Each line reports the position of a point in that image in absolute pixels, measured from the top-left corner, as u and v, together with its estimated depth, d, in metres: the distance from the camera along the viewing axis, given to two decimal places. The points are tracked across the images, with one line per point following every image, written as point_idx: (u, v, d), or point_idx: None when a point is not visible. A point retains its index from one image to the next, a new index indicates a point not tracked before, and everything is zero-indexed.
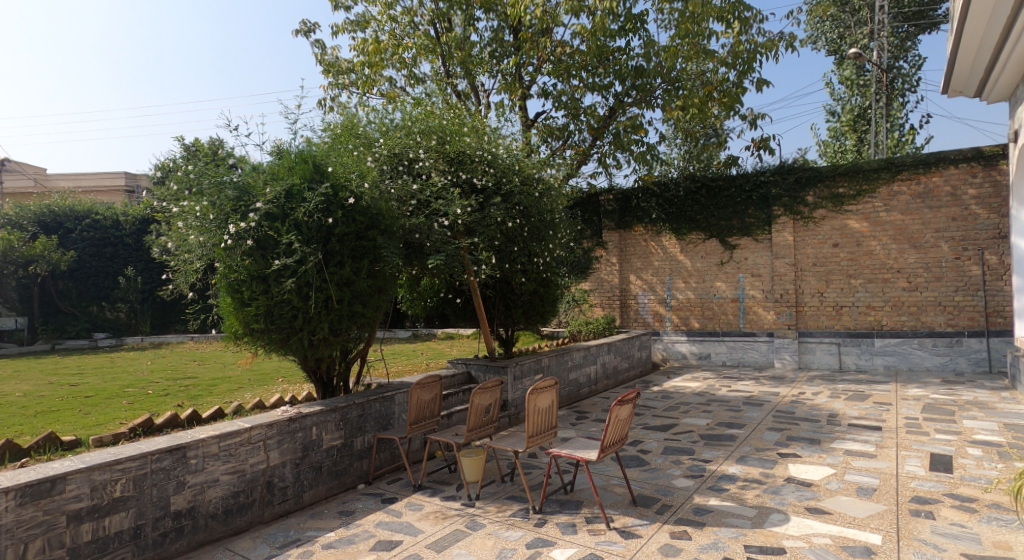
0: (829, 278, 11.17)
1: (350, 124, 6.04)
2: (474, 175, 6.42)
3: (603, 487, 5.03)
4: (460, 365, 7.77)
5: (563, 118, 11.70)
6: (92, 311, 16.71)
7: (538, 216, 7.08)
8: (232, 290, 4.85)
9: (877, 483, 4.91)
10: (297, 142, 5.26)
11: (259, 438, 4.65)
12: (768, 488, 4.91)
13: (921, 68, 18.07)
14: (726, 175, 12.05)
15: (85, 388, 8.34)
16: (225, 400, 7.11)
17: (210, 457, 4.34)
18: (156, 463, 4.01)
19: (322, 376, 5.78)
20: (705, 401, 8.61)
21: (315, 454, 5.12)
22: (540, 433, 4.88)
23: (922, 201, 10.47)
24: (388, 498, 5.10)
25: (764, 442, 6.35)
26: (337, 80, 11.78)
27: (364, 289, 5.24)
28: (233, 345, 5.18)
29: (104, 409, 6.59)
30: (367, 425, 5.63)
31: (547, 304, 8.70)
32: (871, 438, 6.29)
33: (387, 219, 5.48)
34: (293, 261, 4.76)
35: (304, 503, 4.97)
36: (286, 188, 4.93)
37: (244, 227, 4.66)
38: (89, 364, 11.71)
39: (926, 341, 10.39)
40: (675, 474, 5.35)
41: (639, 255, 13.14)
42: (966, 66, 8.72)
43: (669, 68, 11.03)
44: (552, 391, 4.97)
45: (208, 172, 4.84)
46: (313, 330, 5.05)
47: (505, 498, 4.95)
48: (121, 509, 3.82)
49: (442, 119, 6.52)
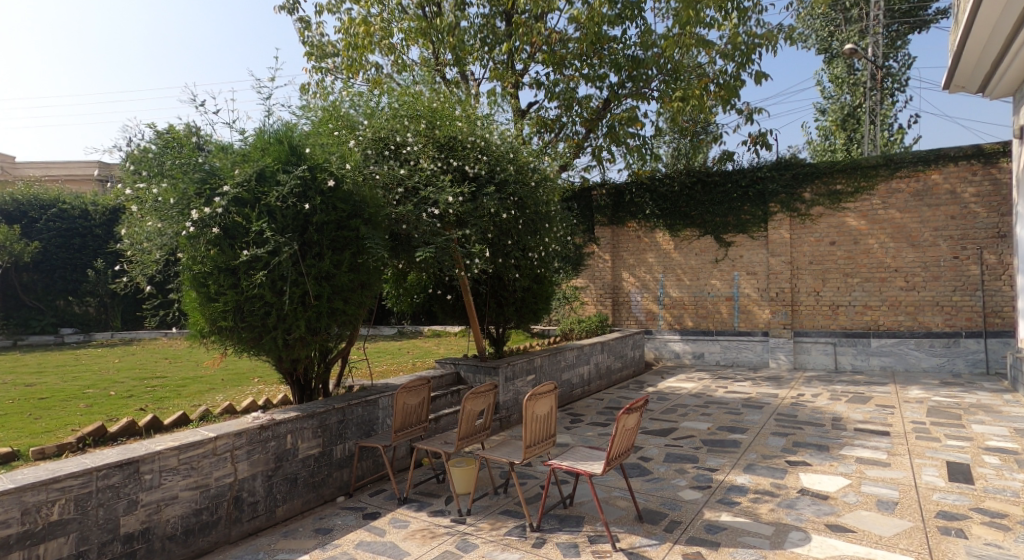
0: (826, 276, 10.91)
1: (332, 106, 5.57)
2: (467, 162, 6.01)
3: (605, 499, 4.64)
4: (449, 365, 7.32)
5: (556, 109, 11.33)
6: (59, 305, 16.00)
7: (534, 208, 6.72)
8: (198, 284, 4.36)
9: (897, 495, 4.52)
10: (272, 123, 4.77)
11: (225, 448, 4.22)
12: (783, 501, 4.52)
13: (911, 67, 17.97)
14: (722, 171, 11.75)
15: (43, 388, 7.76)
16: (194, 403, 6.59)
17: (168, 471, 3.89)
18: (104, 480, 3.56)
19: (299, 378, 5.33)
20: (703, 403, 8.28)
21: (290, 465, 4.69)
22: (538, 442, 4.47)
23: (920, 199, 10.22)
24: (370, 514, 4.66)
25: (770, 448, 5.99)
26: (321, 63, 11.24)
27: (345, 283, 4.78)
28: (200, 344, 4.70)
29: (58, 413, 6.05)
30: (347, 433, 5.19)
31: (539, 301, 8.30)
32: (881, 445, 5.93)
33: (372, 207, 5.04)
34: (266, 251, 4.29)
35: (277, 519, 4.55)
36: (258, 170, 4.44)
37: (209, 212, 4.18)
38: (53, 362, 11.07)
39: (923, 341, 10.17)
40: (681, 485, 4.96)
41: (632, 252, 12.81)
42: (972, 59, 8.32)
43: (666, 58, 10.68)
44: (551, 396, 4.56)
45: (172, 153, 4.37)
46: (289, 328, 4.58)
47: (498, 513, 4.54)
48: (60, 534, 3.36)
49: (432, 103, 6.09)
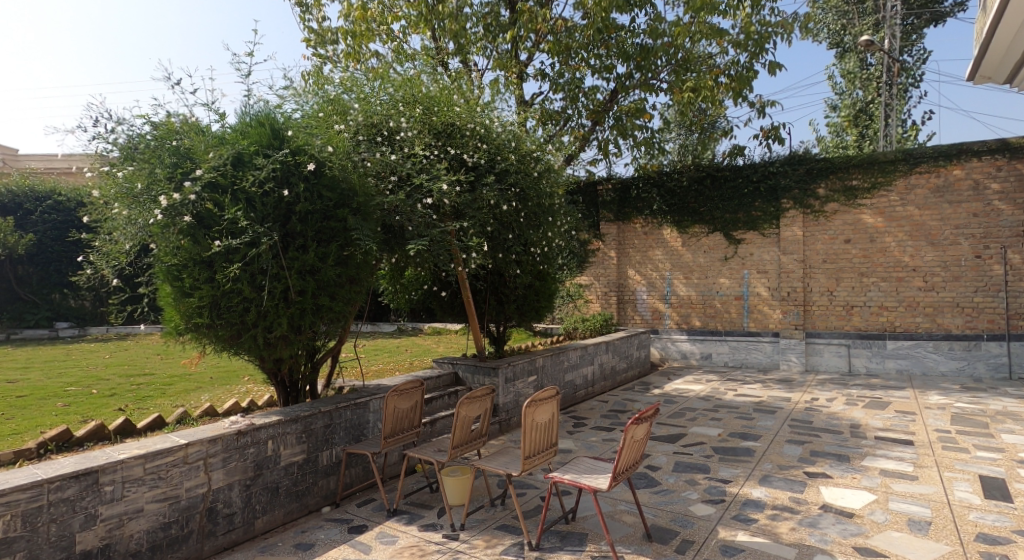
0: (840, 276, 10.52)
1: (323, 89, 5.22)
2: (465, 151, 5.66)
3: (610, 514, 4.28)
4: (447, 365, 6.98)
5: (562, 101, 10.98)
6: (55, 299, 15.73)
7: (536, 200, 6.37)
8: (171, 278, 4.02)
9: (929, 513, 4.13)
10: (253, 104, 4.43)
11: (197, 456, 3.90)
12: (805, 518, 4.14)
13: (926, 61, 17.46)
14: (733, 165, 11.33)
15: (25, 385, 7.46)
16: (177, 403, 6.25)
17: (131, 482, 3.58)
18: (57, 493, 3.26)
19: (284, 379, 4.98)
20: (712, 407, 7.91)
21: (271, 473, 4.36)
22: (538, 453, 4.11)
23: (940, 195, 9.80)
24: (356, 527, 4.32)
25: (786, 458, 5.61)
26: (321, 48, 10.87)
27: (332, 278, 4.42)
28: (175, 343, 4.34)
29: (32, 413, 5.72)
30: (335, 438, 4.86)
31: (542, 299, 7.95)
32: (905, 455, 5.54)
33: (361, 196, 4.67)
34: (244, 242, 3.95)
35: (256, 532, 4.22)
36: (236, 154, 4.11)
37: (179, 199, 3.84)
38: (42, 357, 10.77)
39: (942, 344, 9.77)
40: (692, 499, 4.60)
41: (638, 249, 12.42)
42: (1001, 50, 7.59)
43: (677, 47, 10.27)
44: (553, 402, 4.19)
45: (143, 135, 4.05)
46: (270, 327, 4.22)
47: (495, 528, 4.19)
48: (4, 554, 3.06)
49: (430, 89, 5.75)
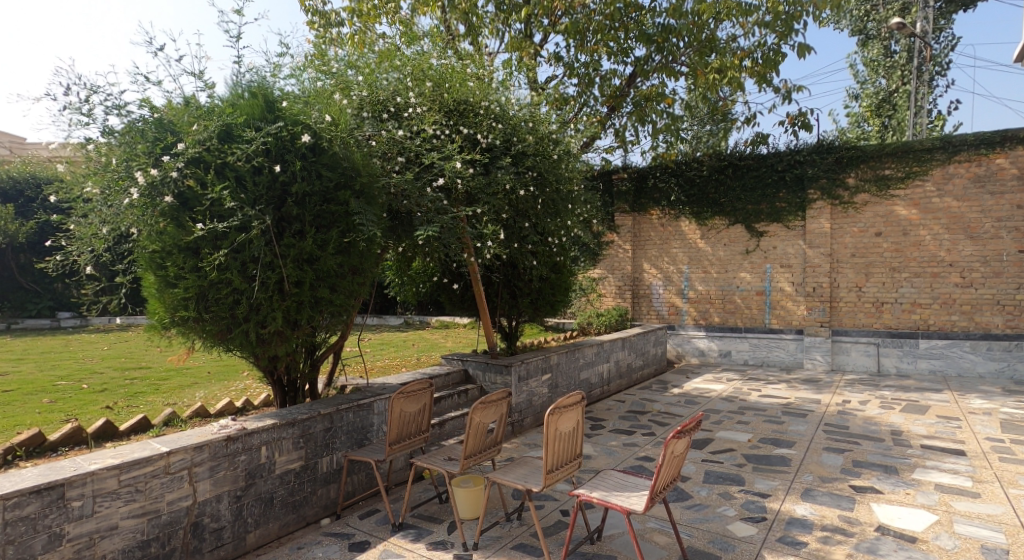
0: (869, 271, 9.99)
1: (325, 62, 4.77)
2: (479, 131, 5.20)
3: (640, 534, 3.83)
4: (456, 362, 6.56)
5: (577, 86, 10.49)
6: (56, 288, 15.35)
7: (554, 185, 5.92)
8: (154, 265, 3.60)
9: (1004, 540, 3.66)
10: (245, 73, 3.99)
11: (181, 465, 3.49)
12: (862, 543, 3.68)
13: (954, 48, 16.75)
14: (756, 154, 10.79)
15: (13, 378, 7.10)
16: (169, 401, 5.88)
17: (104, 496, 3.16)
18: (15, 512, 2.85)
19: (281, 377, 4.56)
20: (739, 409, 7.44)
21: (265, 482, 3.94)
22: (561, 466, 3.65)
23: (981, 186, 9.22)
24: (358, 543, 3.89)
25: (827, 469, 5.13)
26: (325, 31, 10.40)
27: (332, 268, 3.98)
28: (161, 337, 3.94)
29: (13, 410, 5.33)
30: (336, 442, 4.43)
31: (558, 293, 7.49)
32: (960, 468, 5.04)
33: (365, 177, 4.20)
34: (232, 226, 3.53)
35: (247, 548, 3.81)
36: (223, 126, 3.68)
37: (158, 175, 3.43)
38: (39, 348, 10.42)
39: (980, 344, 9.23)
40: (729, 516, 4.14)
41: (655, 242, 11.92)
42: None
43: (700, 27, 9.67)
44: (577, 409, 3.74)
45: (119, 106, 3.67)
46: (263, 321, 3.79)
47: (511, 548, 3.75)
48: None
49: (441, 64, 5.29)
